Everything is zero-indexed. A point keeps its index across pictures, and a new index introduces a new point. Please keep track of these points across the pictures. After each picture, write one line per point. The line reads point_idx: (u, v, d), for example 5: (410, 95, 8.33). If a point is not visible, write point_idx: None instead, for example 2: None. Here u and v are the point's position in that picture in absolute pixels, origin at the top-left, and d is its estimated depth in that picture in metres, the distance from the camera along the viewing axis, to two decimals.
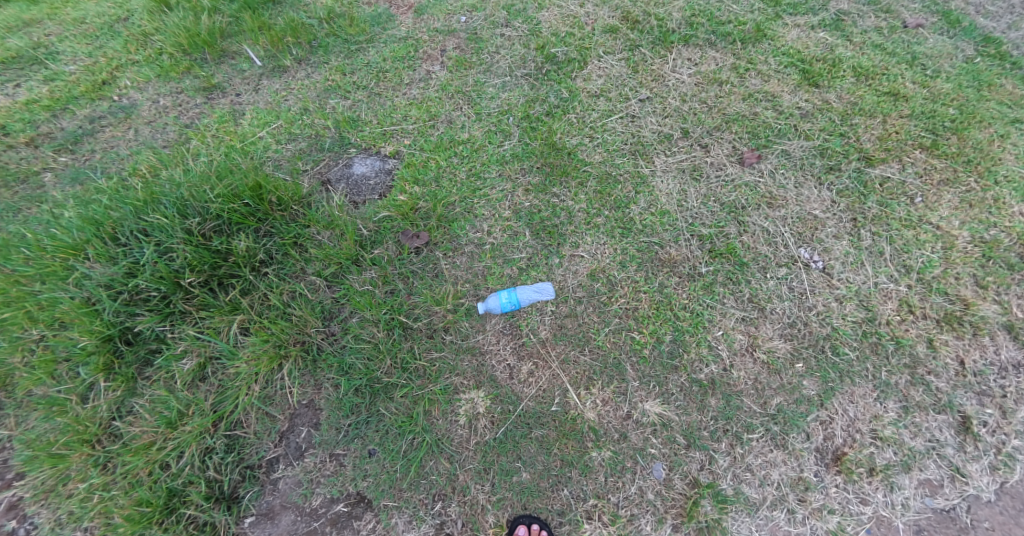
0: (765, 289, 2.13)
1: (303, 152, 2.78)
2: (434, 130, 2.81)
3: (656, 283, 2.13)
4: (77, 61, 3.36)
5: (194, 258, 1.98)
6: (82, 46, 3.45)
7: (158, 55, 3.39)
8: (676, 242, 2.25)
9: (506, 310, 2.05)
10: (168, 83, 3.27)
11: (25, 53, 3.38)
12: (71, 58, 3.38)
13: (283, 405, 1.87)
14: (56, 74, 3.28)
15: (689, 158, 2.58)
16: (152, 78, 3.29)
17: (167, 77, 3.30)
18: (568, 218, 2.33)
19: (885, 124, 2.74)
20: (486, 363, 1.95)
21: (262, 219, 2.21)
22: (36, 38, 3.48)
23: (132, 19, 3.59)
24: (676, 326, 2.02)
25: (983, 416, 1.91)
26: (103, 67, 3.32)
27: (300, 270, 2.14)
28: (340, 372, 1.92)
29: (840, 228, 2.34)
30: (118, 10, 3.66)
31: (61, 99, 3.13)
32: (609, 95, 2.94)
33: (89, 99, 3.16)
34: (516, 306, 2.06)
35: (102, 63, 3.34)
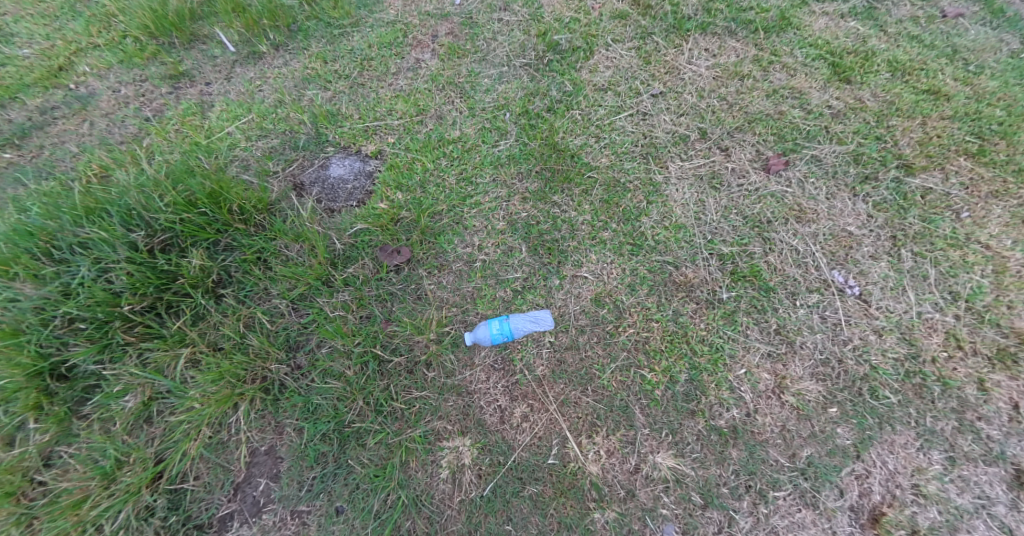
0: (794, 319, 1.87)
1: (275, 150, 2.50)
2: (421, 127, 2.55)
3: (670, 311, 1.86)
4: (32, 44, 3.05)
5: (138, 279, 1.73)
6: (38, 26, 3.13)
7: (121, 38, 3.07)
8: (693, 262, 1.97)
9: (497, 341, 1.80)
10: (132, 70, 2.98)
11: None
12: (24, 40, 3.07)
13: (238, 453, 1.62)
14: (7, 58, 2.97)
15: (707, 163, 2.30)
16: (115, 65, 3.00)
17: (132, 63, 3.01)
18: (570, 232, 2.05)
19: (924, 127, 2.46)
20: (474, 404, 1.70)
21: (221, 231, 1.96)
22: None
23: None
24: (692, 362, 1.76)
25: None
26: (60, 52, 3.01)
27: (263, 291, 1.88)
28: (306, 415, 1.67)
29: (877, 247, 2.07)
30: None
31: (11, 86, 2.83)
32: (617, 89, 2.65)
33: (43, 87, 2.87)
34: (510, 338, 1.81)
35: (59, 46, 3.03)
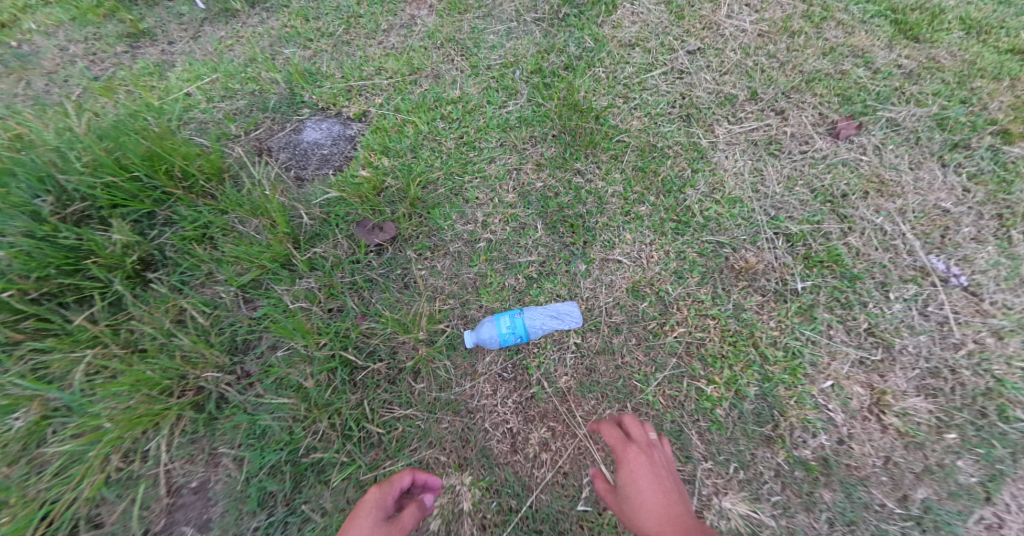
0: (888, 317, 1.45)
1: (240, 112, 2.07)
2: (415, 88, 2.12)
3: (730, 305, 1.45)
4: None
5: (35, 256, 1.28)
6: None
7: None
8: (753, 244, 1.56)
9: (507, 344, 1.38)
10: (86, 29, 2.51)
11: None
12: None
13: (157, 493, 1.19)
14: None
15: (762, 127, 1.88)
16: (66, 22, 2.53)
17: (87, 21, 2.53)
18: (597, 206, 1.63)
19: (1015, 90, 2.05)
20: (476, 428, 1.31)
21: (159, 202, 1.55)
22: None
23: None
24: (762, 372, 1.34)
25: None
26: (5, 7, 2.53)
27: (206, 276, 1.46)
28: (251, 440, 1.25)
29: (980, 228, 1.66)
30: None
31: None
32: (647, 46, 2.21)
33: None
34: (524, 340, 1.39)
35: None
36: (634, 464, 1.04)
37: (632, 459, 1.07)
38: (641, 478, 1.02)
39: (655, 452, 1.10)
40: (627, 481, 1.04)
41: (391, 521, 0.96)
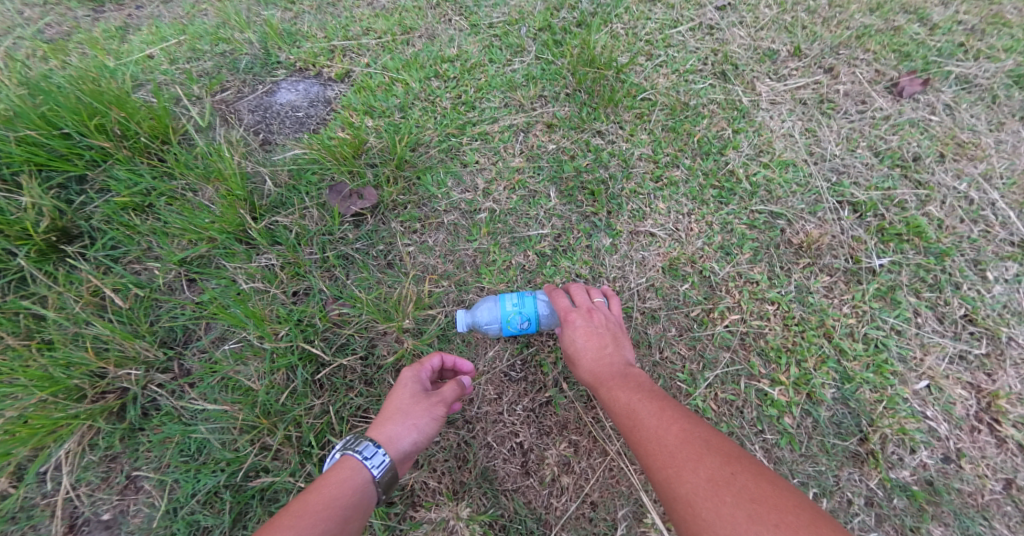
0: (991, 302, 1.16)
1: (205, 73, 1.77)
2: (406, 48, 1.81)
3: (791, 287, 1.18)
4: None
5: None
6: None
7: None
8: (814, 214, 1.27)
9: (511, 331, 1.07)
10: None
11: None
12: None
13: (53, 529, 0.92)
14: None
15: (812, 83, 1.55)
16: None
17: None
18: (622, 170, 1.35)
19: None
20: (476, 445, 1.03)
21: (94, 164, 1.23)
22: None
23: None
24: (840, 370, 1.09)
25: None
26: None
27: (143, 252, 1.17)
28: (183, 459, 0.97)
29: None
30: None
31: None
32: (670, 0, 1.81)
33: None
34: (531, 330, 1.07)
35: None
36: (571, 324, 0.96)
37: (570, 320, 0.98)
38: (580, 334, 0.96)
39: (596, 314, 1.00)
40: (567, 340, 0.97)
41: (427, 396, 0.88)
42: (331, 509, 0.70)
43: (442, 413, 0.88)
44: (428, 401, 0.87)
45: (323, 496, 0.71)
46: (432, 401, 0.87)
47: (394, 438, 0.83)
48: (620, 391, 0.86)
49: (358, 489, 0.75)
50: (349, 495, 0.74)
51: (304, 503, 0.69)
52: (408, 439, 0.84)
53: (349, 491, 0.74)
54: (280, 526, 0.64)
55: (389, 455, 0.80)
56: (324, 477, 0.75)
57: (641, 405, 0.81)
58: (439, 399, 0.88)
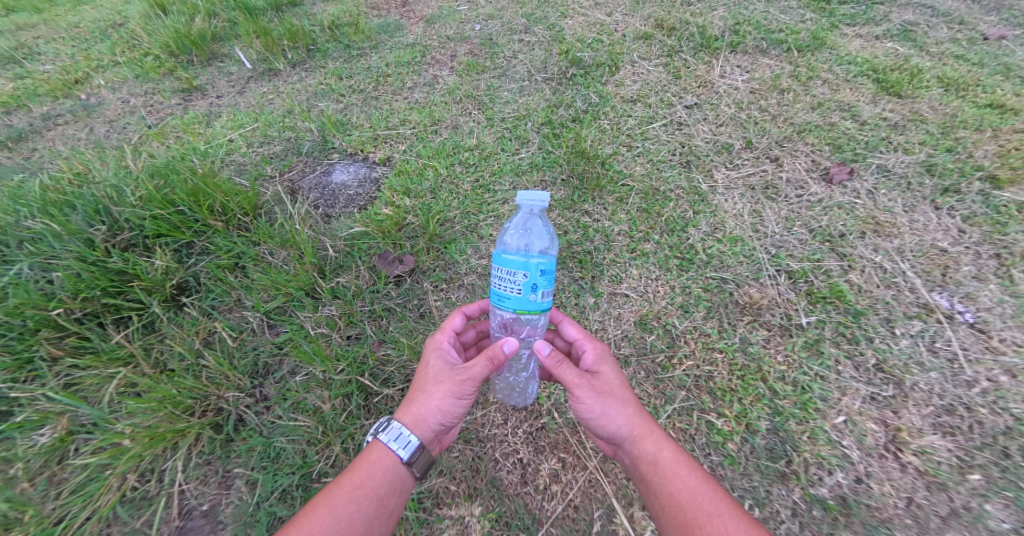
0: (897, 353, 1.46)
1: (275, 156, 2.24)
2: (435, 136, 2.27)
3: (737, 338, 1.49)
4: (55, 63, 3.21)
5: (81, 281, 1.38)
6: (65, 49, 3.38)
7: (142, 56, 3.20)
8: (756, 280, 1.60)
9: (529, 284, 1.14)
10: (148, 83, 2.97)
11: (13, 55, 3.25)
12: (50, 59, 3.26)
13: (161, 517, 1.20)
14: (29, 73, 3.08)
15: (759, 172, 1.97)
16: (131, 79, 3.01)
17: (148, 78, 3.02)
18: (605, 243, 1.71)
19: (997, 140, 2.23)
20: (487, 457, 1.32)
21: (199, 233, 1.63)
22: (22, 40, 3.50)
23: (126, 25, 3.57)
24: (773, 406, 1.38)
25: None
26: (80, 69, 3.10)
27: (234, 302, 1.53)
28: (263, 463, 1.27)
29: (981, 266, 1.70)
30: (114, 18, 3.69)
31: (22, 96, 2.80)
32: (648, 101, 2.39)
33: (54, 97, 2.84)
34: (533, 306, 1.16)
35: (80, 65, 3.16)
36: (613, 365, 1.20)
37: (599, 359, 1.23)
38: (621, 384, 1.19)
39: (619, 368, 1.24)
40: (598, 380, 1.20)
41: (449, 380, 1.15)
42: (363, 490, 1.06)
43: (467, 390, 1.14)
44: (450, 385, 1.13)
45: (358, 479, 1.07)
46: (458, 383, 1.13)
47: (423, 418, 1.13)
48: (673, 463, 1.11)
49: (384, 473, 1.09)
50: (376, 477, 1.08)
51: (342, 487, 1.05)
52: (439, 414, 1.14)
53: (378, 474, 1.09)
54: (326, 504, 1.02)
55: (414, 437, 1.11)
56: (362, 461, 1.10)
57: (693, 480, 1.08)
58: (464, 377, 1.13)
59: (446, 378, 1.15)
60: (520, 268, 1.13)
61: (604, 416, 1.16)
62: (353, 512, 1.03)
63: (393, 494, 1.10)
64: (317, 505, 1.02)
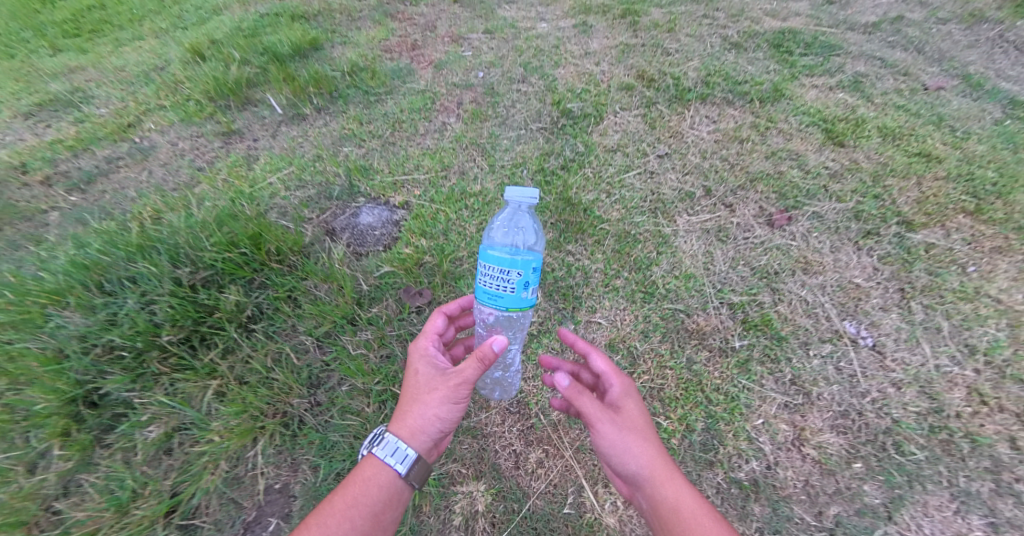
0: (809, 370, 1.87)
1: (310, 199, 2.65)
2: (445, 181, 2.70)
3: (684, 358, 1.90)
4: (109, 106, 3.63)
5: (176, 312, 1.82)
6: (115, 92, 3.79)
7: (184, 100, 3.59)
8: (703, 310, 2.02)
9: (523, 283, 1.43)
10: (192, 127, 3.38)
11: (69, 98, 3.67)
12: (103, 102, 3.67)
13: (246, 491, 1.62)
14: (86, 116, 3.51)
15: (713, 218, 2.39)
16: (177, 122, 3.42)
17: (191, 121, 3.43)
18: (584, 279, 2.13)
19: (921, 186, 2.64)
20: (489, 448, 1.74)
21: (257, 269, 2.06)
22: (76, 83, 3.91)
23: (168, 70, 4.00)
24: (708, 410, 1.79)
25: None
26: (131, 113, 3.51)
27: (290, 328, 1.97)
28: (321, 453, 1.70)
29: (887, 299, 2.11)
30: (156, 62, 4.12)
31: (85, 139, 3.22)
32: (626, 151, 2.81)
33: (112, 140, 3.26)
34: (524, 301, 1.46)
35: (130, 108, 3.57)
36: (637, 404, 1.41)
37: (627, 398, 1.42)
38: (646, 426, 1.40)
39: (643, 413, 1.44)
40: (624, 419, 1.40)
41: (441, 392, 1.41)
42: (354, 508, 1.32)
43: (457, 403, 1.41)
44: (443, 398, 1.40)
45: (351, 498, 1.33)
46: (450, 397, 1.40)
47: (414, 434, 1.40)
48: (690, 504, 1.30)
49: (377, 489, 1.36)
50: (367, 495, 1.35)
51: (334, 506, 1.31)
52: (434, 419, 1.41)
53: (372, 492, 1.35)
54: (317, 522, 1.28)
55: (405, 454, 1.37)
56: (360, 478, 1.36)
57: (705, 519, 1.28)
58: (458, 388, 1.40)
59: (440, 386, 1.41)
60: (516, 269, 1.40)
61: (626, 451, 1.36)
62: (345, 527, 1.28)
63: (382, 509, 1.35)
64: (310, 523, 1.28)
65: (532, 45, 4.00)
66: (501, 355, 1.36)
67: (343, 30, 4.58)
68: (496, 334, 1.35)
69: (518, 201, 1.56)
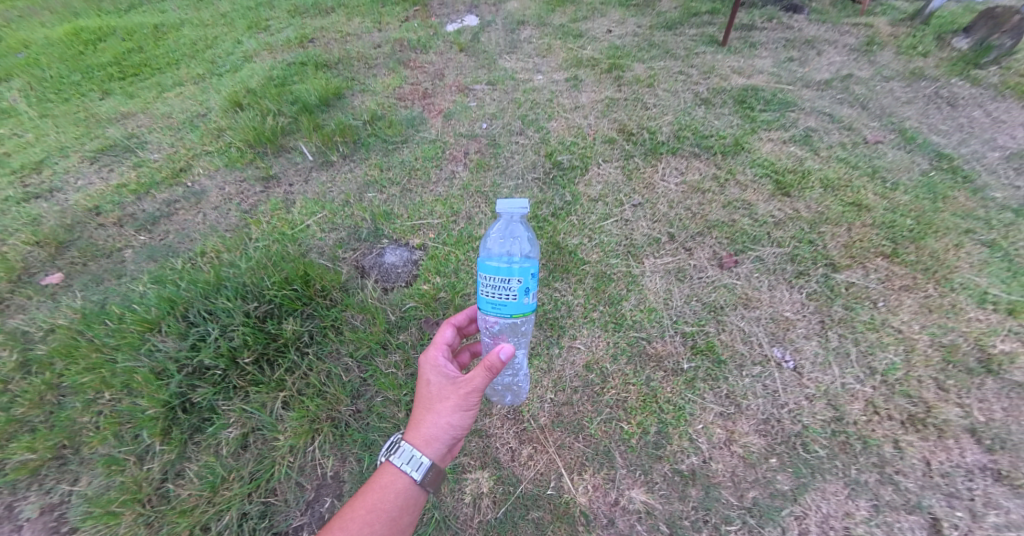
0: (741, 386, 2.41)
1: (343, 240, 3.19)
2: (455, 225, 3.24)
3: (644, 376, 2.44)
4: (161, 151, 4.16)
5: (249, 339, 2.37)
6: (165, 137, 4.33)
7: (228, 147, 4.14)
8: (662, 337, 2.58)
9: (523, 289, 1.77)
10: (236, 171, 3.92)
11: (127, 144, 4.22)
12: (156, 147, 4.21)
13: (308, 477, 2.15)
14: (143, 160, 4.05)
15: (675, 261, 2.95)
16: (223, 167, 3.96)
17: (234, 166, 3.97)
18: (568, 312, 2.69)
19: (850, 232, 3.17)
20: (491, 445, 2.26)
21: (306, 302, 2.61)
22: (130, 129, 4.45)
23: (210, 117, 4.56)
24: (660, 417, 2.31)
25: (953, 519, 2.05)
26: (183, 158, 4.05)
27: (335, 350, 2.52)
28: (362, 448, 2.22)
29: (810, 329, 2.64)
30: (198, 109, 4.68)
31: (146, 184, 3.77)
32: (606, 200, 3.36)
33: (168, 184, 3.79)
34: (525, 306, 1.80)
35: (181, 153, 4.11)
36: None
37: None
38: None
39: None
40: None
41: (452, 403, 1.77)
42: (375, 509, 1.67)
43: (464, 413, 1.77)
44: (453, 408, 1.76)
45: (375, 500, 1.69)
46: (458, 409, 1.76)
47: (429, 441, 1.76)
48: None
49: (397, 491, 1.71)
50: (389, 496, 1.70)
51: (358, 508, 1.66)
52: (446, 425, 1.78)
53: (393, 493, 1.71)
54: (343, 521, 1.63)
55: (422, 460, 1.73)
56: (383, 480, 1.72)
57: None
58: (465, 401, 1.76)
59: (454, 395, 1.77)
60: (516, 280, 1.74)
61: None
62: (366, 524, 1.64)
63: (400, 509, 1.71)
64: (337, 522, 1.62)
65: (528, 97, 4.58)
66: (507, 363, 1.73)
67: (361, 77, 5.15)
68: (502, 344, 1.71)
69: (510, 212, 2.01)
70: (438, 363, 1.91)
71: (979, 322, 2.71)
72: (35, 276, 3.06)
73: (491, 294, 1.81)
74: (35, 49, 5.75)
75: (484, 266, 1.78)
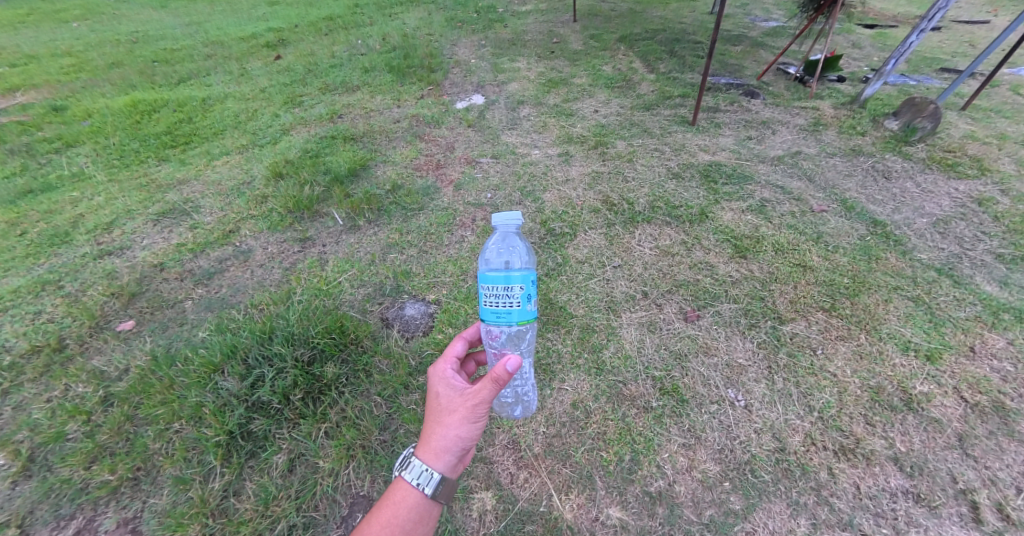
0: (701, 421, 2.91)
1: (370, 295, 3.78)
2: (464, 283, 3.84)
3: (620, 413, 2.95)
4: (211, 214, 4.83)
5: (299, 379, 2.91)
6: (215, 201, 5.01)
7: (269, 211, 4.80)
8: (635, 380, 3.11)
9: (524, 296, 2.19)
10: (276, 233, 4.56)
11: (182, 208, 4.89)
12: (207, 210, 4.88)
13: (343, 495, 2.60)
14: (196, 223, 4.70)
15: (648, 315, 3.53)
16: (265, 229, 4.60)
17: (275, 229, 4.61)
18: (558, 358, 3.23)
19: (796, 289, 3.77)
20: (494, 470, 2.73)
21: (341, 348, 3.16)
22: (184, 193, 5.15)
23: (252, 185, 5.27)
24: (634, 446, 2.79)
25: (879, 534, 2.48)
26: (231, 221, 4.71)
27: (365, 389, 3.04)
28: (388, 471, 2.69)
29: (759, 373, 3.17)
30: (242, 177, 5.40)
31: (201, 243, 4.40)
32: (591, 262, 3.98)
33: (219, 243, 4.42)
34: (529, 311, 2.21)
35: (229, 216, 4.77)
36: None
37: None
38: None
39: None
40: None
41: (461, 418, 2.15)
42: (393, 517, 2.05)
43: (472, 426, 2.16)
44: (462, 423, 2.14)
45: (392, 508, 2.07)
46: (468, 422, 2.14)
47: (440, 453, 2.14)
48: None
49: (412, 499, 2.08)
50: (404, 505, 2.08)
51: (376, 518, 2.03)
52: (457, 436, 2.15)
53: (408, 501, 2.08)
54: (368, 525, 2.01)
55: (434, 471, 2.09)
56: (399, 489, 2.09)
57: None
58: (474, 414, 2.13)
59: (460, 407, 2.15)
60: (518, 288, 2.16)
61: None
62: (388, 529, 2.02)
63: (414, 516, 2.09)
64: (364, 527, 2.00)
65: (527, 170, 5.32)
66: (513, 374, 2.07)
67: (381, 149, 5.92)
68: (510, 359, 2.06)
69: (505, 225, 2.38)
70: (450, 379, 2.29)
71: (901, 367, 3.24)
72: (111, 322, 3.61)
73: (496, 303, 2.21)
74: (98, 117, 6.53)
75: (489, 280, 2.18)
